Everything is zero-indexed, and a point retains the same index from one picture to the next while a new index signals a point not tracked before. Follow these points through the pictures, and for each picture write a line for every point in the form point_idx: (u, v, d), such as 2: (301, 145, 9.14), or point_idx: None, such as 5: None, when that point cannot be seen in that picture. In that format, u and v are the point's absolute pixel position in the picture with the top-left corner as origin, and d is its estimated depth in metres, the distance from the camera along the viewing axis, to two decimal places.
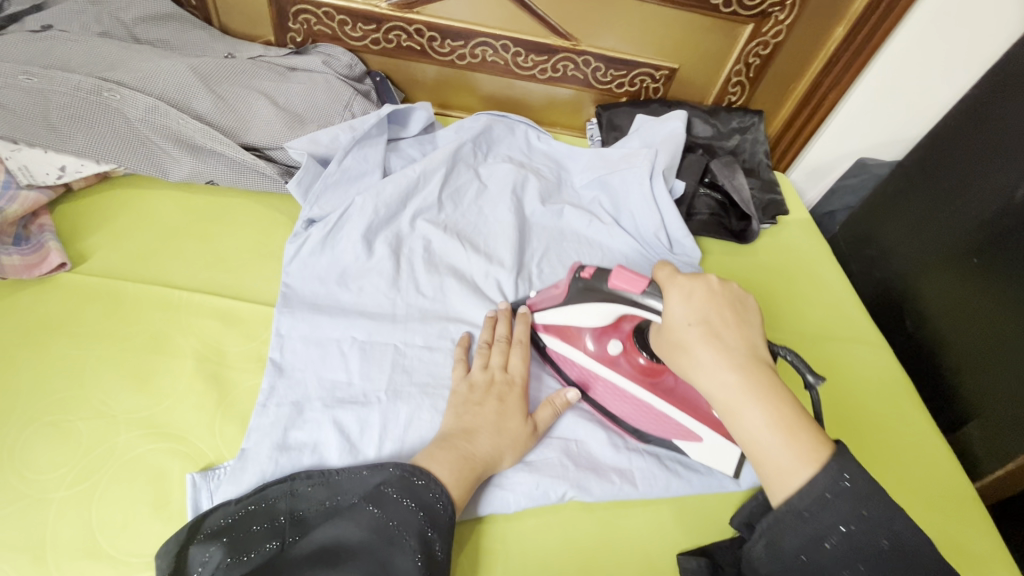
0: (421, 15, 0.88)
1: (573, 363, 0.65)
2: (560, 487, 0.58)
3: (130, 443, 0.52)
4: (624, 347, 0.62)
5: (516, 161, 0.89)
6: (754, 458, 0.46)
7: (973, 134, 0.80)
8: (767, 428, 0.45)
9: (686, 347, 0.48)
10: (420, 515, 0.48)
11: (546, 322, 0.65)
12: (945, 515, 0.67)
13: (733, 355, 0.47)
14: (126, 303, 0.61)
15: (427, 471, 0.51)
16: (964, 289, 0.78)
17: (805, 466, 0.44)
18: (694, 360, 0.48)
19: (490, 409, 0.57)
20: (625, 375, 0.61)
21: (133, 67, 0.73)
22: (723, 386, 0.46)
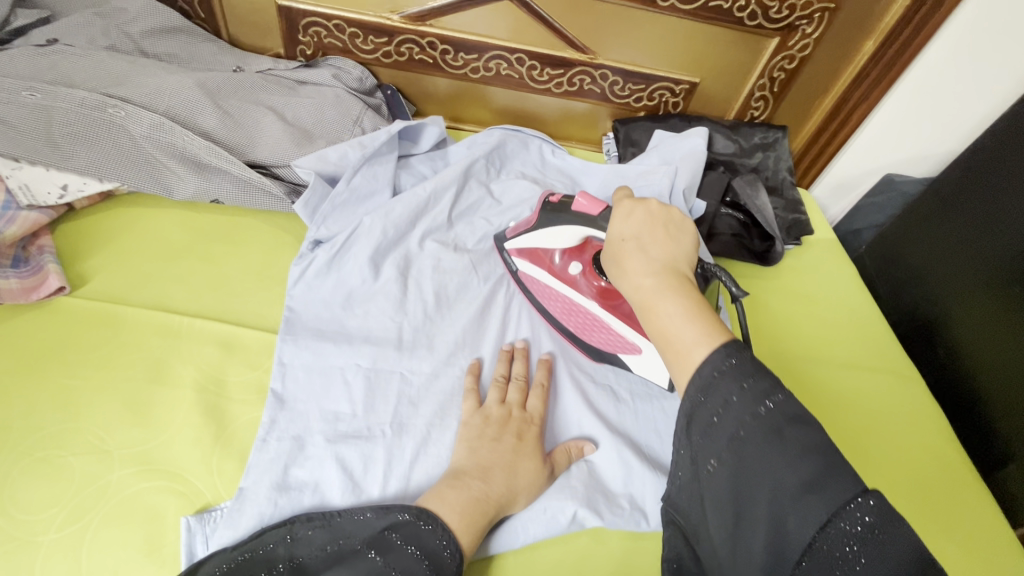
0: (433, 28, 0.85)
1: (539, 283, 0.68)
2: (567, 507, 0.55)
3: (123, 482, 0.49)
4: (583, 269, 0.65)
5: (530, 178, 0.87)
6: (660, 346, 0.43)
7: (1010, 158, 0.76)
8: (677, 315, 0.43)
9: (617, 256, 0.50)
10: (425, 563, 0.44)
11: (519, 246, 0.69)
12: (984, 562, 0.62)
13: (657, 260, 0.47)
14: (125, 329, 0.59)
15: (435, 515, 0.48)
16: (1001, 320, 0.74)
17: (701, 345, 0.41)
18: (621, 265, 0.49)
19: (507, 446, 0.54)
20: (583, 293, 0.65)
21: (139, 83, 0.71)
22: (641, 284, 0.46)
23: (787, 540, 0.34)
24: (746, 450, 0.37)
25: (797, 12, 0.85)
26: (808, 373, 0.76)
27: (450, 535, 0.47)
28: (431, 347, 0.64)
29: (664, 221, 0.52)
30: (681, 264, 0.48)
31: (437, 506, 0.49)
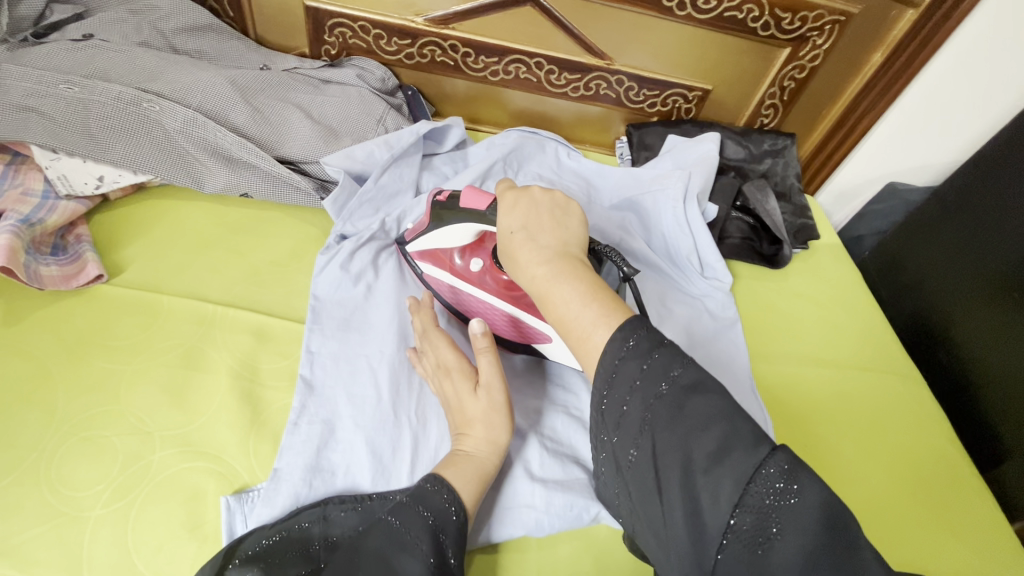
0: (456, 32, 0.87)
1: (443, 282, 0.67)
2: (592, 508, 0.56)
3: (165, 462, 0.51)
4: (486, 265, 0.63)
5: (546, 180, 0.89)
6: (561, 333, 0.42)
7: (1008, 168, 0.79)
8: (575, 301, 0.41)
9: (510, 252, 0.46)
10: (430, 521, 0.47)
11: (419, 249, 0.68)
12: (978, 552, 0.65)
13: (548, 248, 0.45)
14: (161, 315, 0.61)
15: (440, 477, 0.50)
16: (1002, 324, 0.76)
17: (599, 329, 0.40)
18: (514, 263, 0.46)
19: (455, 405, 0.55)
20: (487, 289, 0.63)
21: (172, 78, 0.73)
22: (535, 274, 0.44)
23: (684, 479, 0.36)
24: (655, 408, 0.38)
25: (809, 24, 0.87)
26: (816, 375, 0.78)
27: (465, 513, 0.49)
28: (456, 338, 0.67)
29: (549, 203, 0.49)
30: (570, 244, 0.46)
31: (458, 484, 0.50)
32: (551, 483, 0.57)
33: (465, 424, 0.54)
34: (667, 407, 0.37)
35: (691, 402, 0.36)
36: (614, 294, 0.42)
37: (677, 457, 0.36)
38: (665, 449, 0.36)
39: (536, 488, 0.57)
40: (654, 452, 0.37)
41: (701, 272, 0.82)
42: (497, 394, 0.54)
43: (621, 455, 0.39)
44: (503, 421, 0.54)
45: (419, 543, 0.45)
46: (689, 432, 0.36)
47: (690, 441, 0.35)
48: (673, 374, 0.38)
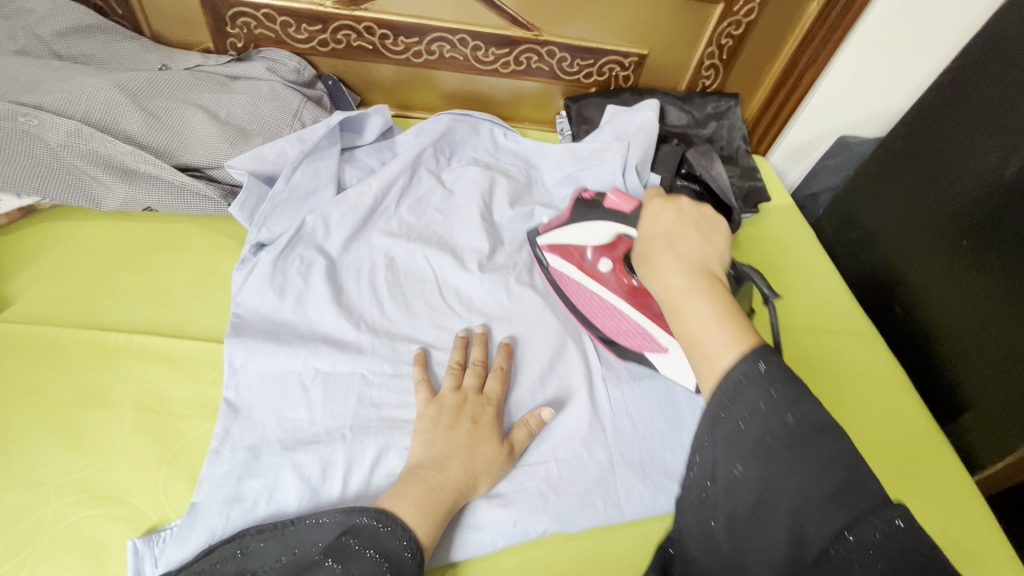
0: (369, 12, 0.81)
1: (568, 278, 0.69)
2: (539, 522, 0.53)
3: (62, 511, 0.47)
4: (614, 266, 0.64)
5: (482, 163, 0.85)
6: (688, 347, 0.44)
7: (949, 114, 0.77)
8: (706, 316, 0.44)
9: (648, 256, 0.51)
10: (387, 567, 0.43)
11: (550, 242, 0.70)
12: (946, 511, 0.64)
13: (686, 260, 0.48)
14: (57, 349, 0.56)
15: (393, 515, 0.47)
16: (956, 273, 0.74)
17: (730, 349, 0.41)
18: (650, 265, 0.50)
19: (447, 429, 0.53)
20: (611, 289, 0.64)
21: (52, 88, 0.67)
22: (672, 285, 0.47)
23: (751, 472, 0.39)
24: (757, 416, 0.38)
25: None
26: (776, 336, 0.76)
27: (414, 534, 0.46)
28: (390, 339, 0.63)
29: (696, 221, 0.53)
30: (715, 268, 0.49)
31: (398, 507, 0.47)
32: (495, 496, 0.54)
33: (450, 453, 0.52)
34: (790, 436, 0.37)
35: (815, 444, 0.37)
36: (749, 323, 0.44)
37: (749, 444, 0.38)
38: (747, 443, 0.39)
39: (482, 503, 0.53)
40: (767, 479, 0.37)
41: None
42: (511, 462, 0.54)
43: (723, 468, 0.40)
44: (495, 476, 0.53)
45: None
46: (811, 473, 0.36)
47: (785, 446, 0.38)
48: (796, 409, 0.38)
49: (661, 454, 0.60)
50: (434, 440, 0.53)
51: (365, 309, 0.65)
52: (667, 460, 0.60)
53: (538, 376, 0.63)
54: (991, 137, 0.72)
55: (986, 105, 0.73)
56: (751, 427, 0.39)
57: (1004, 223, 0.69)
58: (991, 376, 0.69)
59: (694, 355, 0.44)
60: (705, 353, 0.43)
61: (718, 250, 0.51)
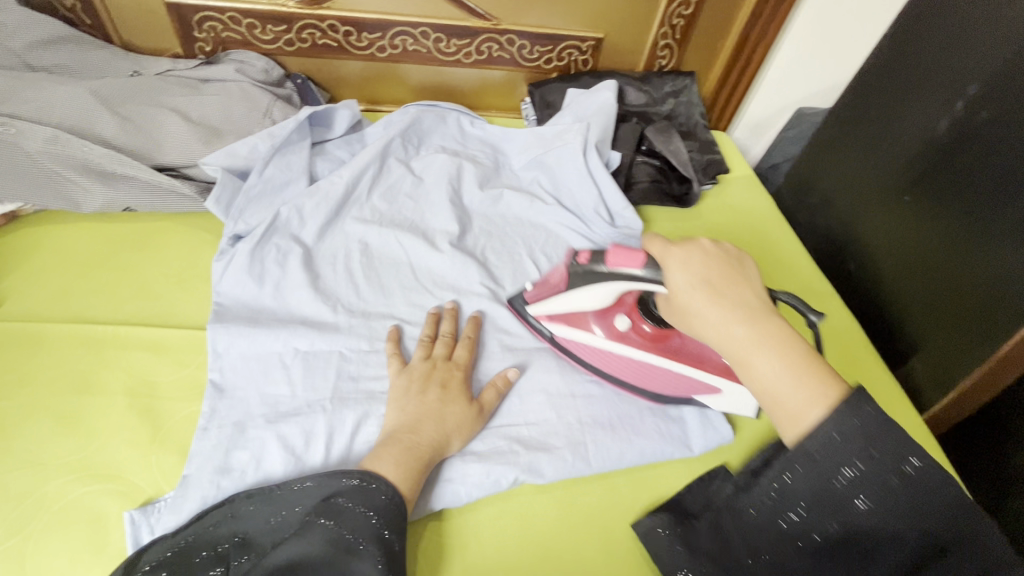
0: (332, 10, 0.84)
1: (583, 346, 0.65)
2: (510, 473, 0.57)
3: (62, 490, 0.50)
4: (631, 319, 0.63)
5: (450, 151, 0.88)
6: (767, 405, 0.42)
7: (886, 80, 0.81)
8: (782, 374, 0.42)
9: (695, 312, 0.46)
10: (374, 521, 0.46)
11: (547, 311, 0.65)
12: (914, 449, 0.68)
13: (738, 307, 0.45)
14: (48, 344, 0.58)
15: (378, 474, 0.50)
16: (900, 229, 0.79)
17: (816, 407, 0.40)
18: (701, 320, 0.45)
19: (422, 395, 0.57)
20: (635, 347, 0.63)
21: (27, 97, 0.70)
22: (734, 336, 0.44)
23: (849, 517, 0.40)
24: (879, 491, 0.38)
25: None
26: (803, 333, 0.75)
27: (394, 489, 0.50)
28: (367, 318, 0.67)
29: (725, 259, 0.48)
30: (767, 309, 0.45)
31: (377, 464, 0.52)
32: (469, 453, 0.57)
33: (426, 414, 0.56)
34: (902, 493, 0.38)
35: (926, 500, 0.38)
36: (822, 362, 0.43)
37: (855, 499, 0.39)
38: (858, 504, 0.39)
39: (456, 460, 0.57)
40: (865, 526, 0.39)
41: (610, 222, 0.81)
42: (482, 417, 0.59)
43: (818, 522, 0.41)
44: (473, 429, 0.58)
45: (366, 548, 0.44)
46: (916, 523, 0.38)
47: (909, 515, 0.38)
48: (909, 459, 0.38)
49: (626, 413, 0.64)
50: (407, 404, 0.57)
51: (342, 291, 0.68)
52: (632, 417, 0.63)
53: (509, 348, 0.67)
54: (923, 98, 0.75)
55: (915, 68, 0.76)
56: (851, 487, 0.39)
57: (937, 179, 0.73)
58: (942, 321, 0.73)
59: (774, 411, 0.42)
60: (789, 413, 0.41)
61: (755, 284, 0.48)
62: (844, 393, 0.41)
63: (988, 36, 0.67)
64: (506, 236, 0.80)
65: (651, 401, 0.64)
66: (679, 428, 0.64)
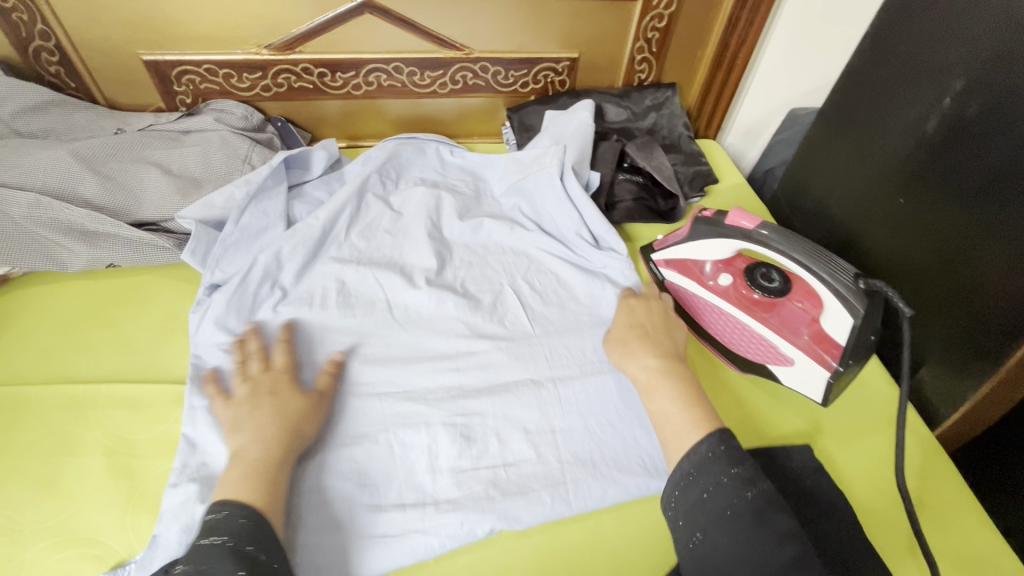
0: (304, 54, 0.86)
1: (688, 294, 0.72)
2: (485, 521, 0.55)
3: (39, 556, 0.51)
4: (734, 279, 0.70)
5: (429, 182, 0.88)
6: (661, 424, 0.56)
7: (871, 76, 0.77)
8: (674, 403, 0.56)
9: (625, 341, 0.65)
10: (229, 543, 0.46)
11: (666, 257, 0.75)
12: (922, 479, 0.62)
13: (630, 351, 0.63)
14: (30, 407, 0.60)
15: (225, 501, 0.49)
16: (902, 232, 0.74)
17: (693, 429, 0.54)
18: (627, 350, 0.64)
19: (253, 408, 0.56)
20: (729, 300, 0.68)
21: (12, 164, 0.72)
22: (647, 367, 0.61)
23: (721, 543, 0.47)
24: (735, 515, 0.47)
25: None
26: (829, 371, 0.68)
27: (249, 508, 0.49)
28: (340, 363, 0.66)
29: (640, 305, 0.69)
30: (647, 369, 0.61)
31: (222, 491, 0.50)
32: (443, 502, 0.56)
33: (267, 423, 0.55)
34: (747, 511, 0.47)
35: (769, 520, 0.47)
36: (706, 407, 0.56)
37: (728, 508, 0.48)
38: (727, 536, 0.47)
39: (430, 510, 0.55)
40: (721, 547, 0.47)
41: (594, 245, 0.79)
42: (324, 400, 0.61)
43: (688, 527, 0.49)
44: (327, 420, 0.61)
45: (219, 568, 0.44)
46: (764, 548, 0.46)
47: (745, 540, 0.46)
48: (749, 489, 0.48)
49: (609, 448, 0.61)
50: (243, 423, 0.55)
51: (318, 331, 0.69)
52: (614, 451, 0.61)
53: (483, 383, 0.65)
54: (910, 94, 0.71)
55: (900, 63, 0.72)
56: (714, 498, 0.49)
57: (933, 178, 0.69)
58: (945, 332, 0.70)
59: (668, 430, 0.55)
60: (680, 443, 0.53)
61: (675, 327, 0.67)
62: (709, 431, 0.53)
63: (971, 27, 0.62)
64: (484, 265, 0.79)
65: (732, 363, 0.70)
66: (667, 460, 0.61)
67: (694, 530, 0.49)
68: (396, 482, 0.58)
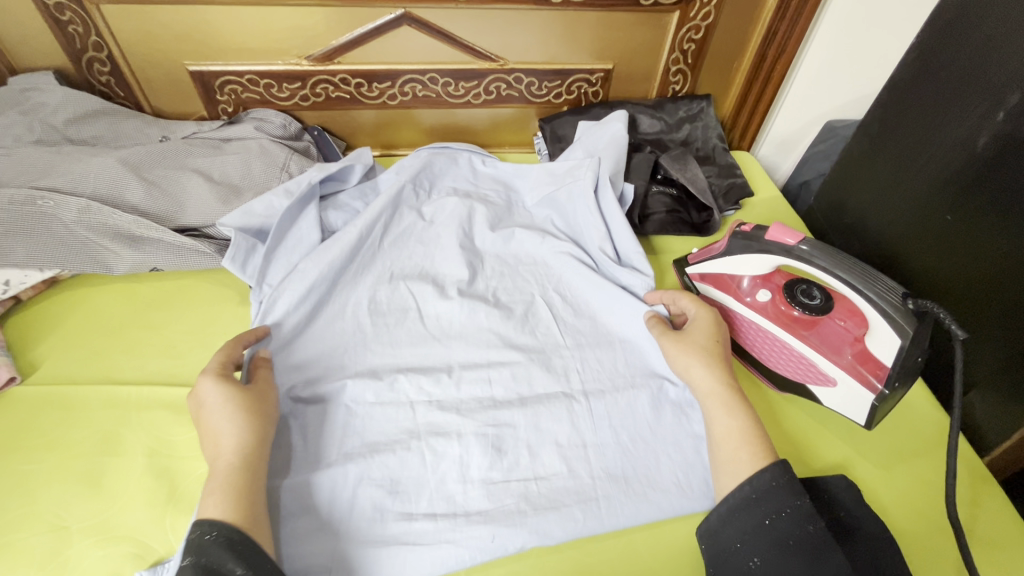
0: (343, 65, 0.87)
1: (725, 308, 0.71)
2: (518, 536, 0.54)
3: (83, 553, 0.52)
4: (773, 295, 0.68)
5: (461, 192, 0.88)
6: (732, 441, 0.55)
7: (918, 92, 0.75)
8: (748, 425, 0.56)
9: (707, 350, 0.62)
10: (199, 562, 0.45)
11: (701, 272, 0.74)
12: (970, 508, 0.60)
13: (709, 356, 0.62)
14: (77, 406, 0.61)
15: (201, 522, 0.48)
16: (948, 248, 0.72)
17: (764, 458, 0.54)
18: (706, 360, 0.61)
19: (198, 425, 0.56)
20: (767, 316, 0.67)
21: (64, 171, 0.74)
22: (729, 383, 0.60)
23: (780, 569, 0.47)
24: (795, 544, 0.47)
25: None
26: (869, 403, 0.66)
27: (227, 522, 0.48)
28: (371, 375, 0.66)
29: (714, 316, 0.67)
30: (722, 382, 0.60)
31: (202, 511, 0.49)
32: (475, 513, 0.56)
33: (217, 434, 0.53)
34: (812, 544, 0.47)
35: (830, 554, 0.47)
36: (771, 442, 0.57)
37: (790, 537, 0.48)
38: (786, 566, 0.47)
39: (463, 521, 0.55)
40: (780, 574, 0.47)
41: (616, 260, 0.77)
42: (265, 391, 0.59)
43: (742, 553, 0.49)
44: (271, 415, 0.58)
45: None
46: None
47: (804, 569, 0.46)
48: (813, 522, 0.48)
49: (641, 465, 0.60)
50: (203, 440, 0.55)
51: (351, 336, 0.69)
52: (646, 469, 0.60)
53: (513, 395, 0.65)
54: (959, 110, 0.69)
55: (950, 78, 0.70)
56: (776, 525, 0.49)
57: (983, 195, 0.67)
58: (997, 355, 0.67)
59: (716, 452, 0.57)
60: (733, 470, 0.54)
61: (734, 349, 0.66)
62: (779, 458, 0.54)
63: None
64: (515, 276, 0.79)
65: (770, 382, 0.68)
66: (700, 480, 0.60)
67: (751, 556, 0.48)
68: (427, 490, 0.57)
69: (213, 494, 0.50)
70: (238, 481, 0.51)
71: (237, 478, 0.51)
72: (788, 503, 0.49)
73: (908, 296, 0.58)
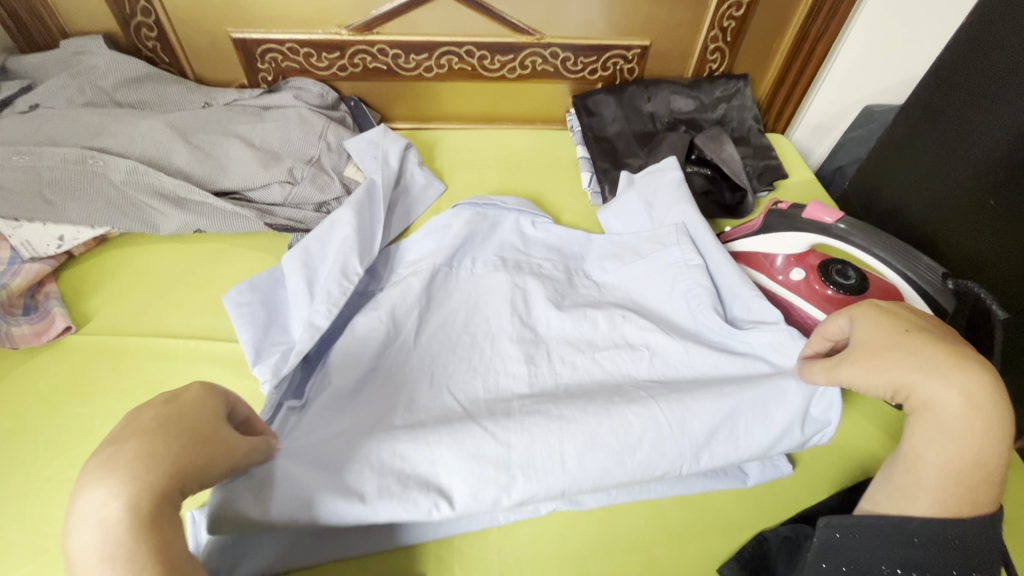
0: (381, 35, 0.88)
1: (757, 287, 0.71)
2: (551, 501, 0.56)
3: None
4: (807, 275, 0.67)
5: (509, 264, 0.70)
6: (940, 477, 0.41)
7: (966, 75, 0.73)
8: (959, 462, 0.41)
9: (916, 351, 0.43)
10: None
11: (736, 250, 0.73)
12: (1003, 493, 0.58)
13: (922, 353, 0.43)
14: (128, 356, 0.64)
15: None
16: (989, 235, 0.71)
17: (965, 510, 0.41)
18: (919, 371, 0.42)
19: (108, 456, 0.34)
20: (802, 296, 0.66)
21: (114, 132, 0.77)
22: (962, 402, 0.41)
23: None
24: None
25: None
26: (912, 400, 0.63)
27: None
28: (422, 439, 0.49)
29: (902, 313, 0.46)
30: (972, 396, 0.40)
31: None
32: None
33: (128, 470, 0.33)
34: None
35: None
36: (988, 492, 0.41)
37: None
38: None
39: None
40: None
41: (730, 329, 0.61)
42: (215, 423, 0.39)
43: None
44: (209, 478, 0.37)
45: None
46: None
47: None
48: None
49: None
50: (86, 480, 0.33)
51: (371, 417, 0.52)
52: None
53: None
54: (1010, 92, 0.67)
55: (1000, 60, 0.68)
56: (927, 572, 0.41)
57: None
58: None
59: (896, 475, 0.44)
60: (908, 493, 0.42)
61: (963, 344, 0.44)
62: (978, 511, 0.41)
63: None
64: (598, 372, 0.59)
65: None
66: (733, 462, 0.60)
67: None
68: None
69: (105, 560, 0.30)
70: (139, 538, 0.31)
71: (137, 535, 0.31)
72: (946, 534, 0.41)
73: (945, 275, 0.59)
